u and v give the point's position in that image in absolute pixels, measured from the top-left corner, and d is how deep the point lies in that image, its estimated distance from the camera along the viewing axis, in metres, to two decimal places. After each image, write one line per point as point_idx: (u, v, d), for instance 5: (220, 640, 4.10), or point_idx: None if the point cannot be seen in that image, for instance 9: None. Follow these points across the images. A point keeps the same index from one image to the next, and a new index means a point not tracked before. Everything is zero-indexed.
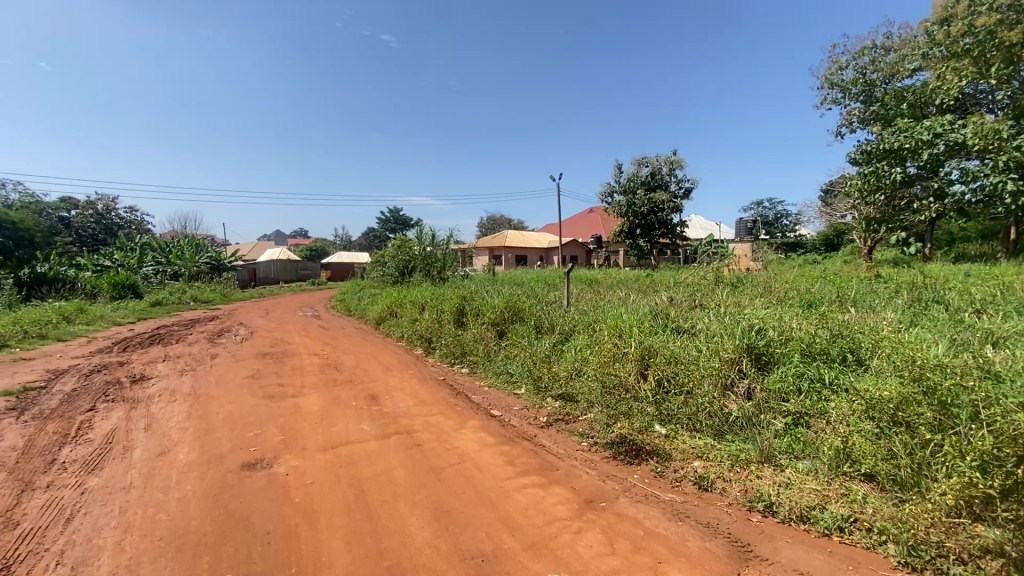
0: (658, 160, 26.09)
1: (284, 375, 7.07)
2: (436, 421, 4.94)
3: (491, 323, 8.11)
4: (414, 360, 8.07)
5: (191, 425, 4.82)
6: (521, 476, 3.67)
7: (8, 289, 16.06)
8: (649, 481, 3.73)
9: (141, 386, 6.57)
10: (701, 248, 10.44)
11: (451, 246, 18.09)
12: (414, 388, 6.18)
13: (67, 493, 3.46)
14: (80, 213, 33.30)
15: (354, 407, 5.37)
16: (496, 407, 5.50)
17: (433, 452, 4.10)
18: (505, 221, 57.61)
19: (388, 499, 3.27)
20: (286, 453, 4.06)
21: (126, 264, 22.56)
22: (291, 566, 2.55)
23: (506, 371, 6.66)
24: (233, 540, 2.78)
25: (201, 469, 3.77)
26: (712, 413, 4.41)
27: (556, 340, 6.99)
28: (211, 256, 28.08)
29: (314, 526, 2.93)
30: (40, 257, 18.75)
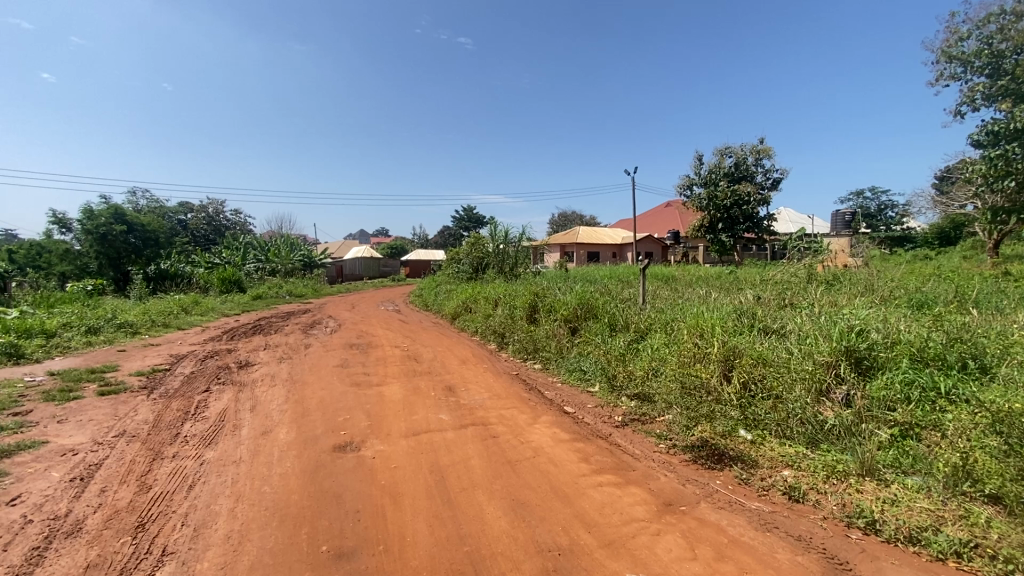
0: (743, 149, 24.62)
1: (369, 365, 7.52)
2: (511, 414, 5.02)
3: (564, 319, 8.09)
4: (488, 354, 8.23)
5: (289, 408, 5.26)
6: (596, 473, 3.64)
7: (140, 286, 18.36)
8: (732, 487, 3.55)
9: (247, 371, 7.28)
10: (791, 243, 9.72)
11: (523, 242, 18.19)
12: (489, 382, 6.31)
13: (187, 463, 3.91)
14: (194, 216, 37.32)
15: (433, 397, 5.59)
16: (569, 404, 5.48)
17: (508, 445, 4.16)
18: (578, 218, 57.11)
19: (467, 487, 3.37)
20: (372, 438, 4.32)
21: (233, 262, 25.08)
22: (380, 544, 2.70)
23: (579, 368, 6.59)
24: (327, 515, 3.00)
25: (298, 449, 4.10)
26: (805, 420, 4.08)
27: (631, 339, 6.82)
28: (304, 253, 30.36)
29: (399, 508, 3.09)
30: (165, 255, 21.16)
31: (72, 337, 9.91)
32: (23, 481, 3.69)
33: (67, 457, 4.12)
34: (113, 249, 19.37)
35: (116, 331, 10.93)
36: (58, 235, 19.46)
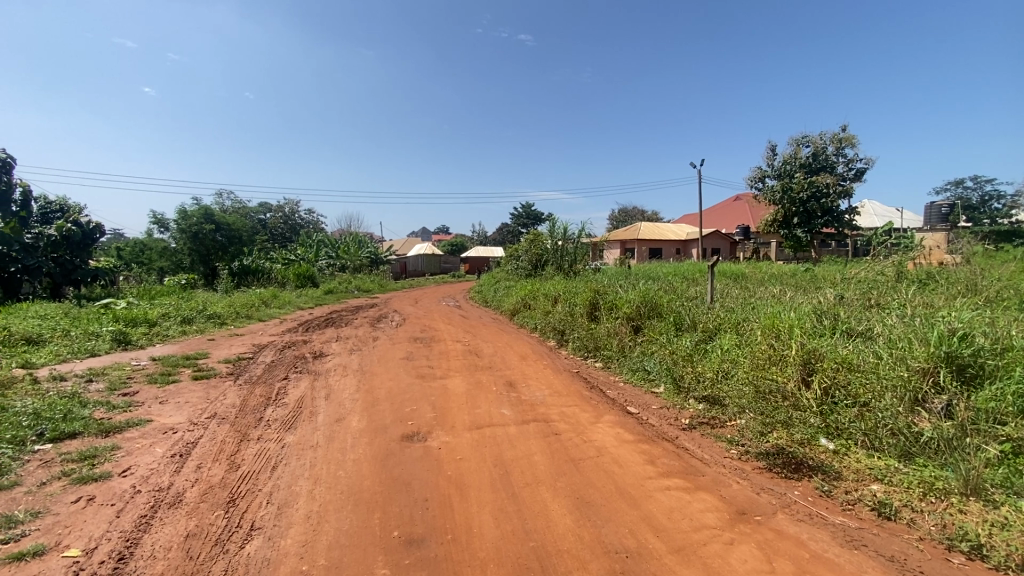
0: (823, 138, 22.98)
1: (433, 358, 7.72)
2: (573, 412, 4.98)
3: (626, 318, 7.90)
4: (548, 351, 8.20)
5: (360, 397, 5.52)
6: (664, 477, 3.53)
7: (226, 280, 19.97)
8: (813, 499, 3.32)
9: (321, 361, 7.71)
10: (878, 238, 8.95)
11: (583, 239, 17.95)
12: (550, 379, 6.29)
13: (270, 445, 4.20)
14: (273, 216, 40.06)
15: (494, 392, 5.65)
16: (633, 404, 5.35)
17: (571, 443, 4.13)
18: (640, 214, 55.69)
19: (531, 482, 3.39)
20: (437, 429, 4.43)
21: (307, 258, 26.65)
22: (448, 533, 2.77)
23: (643, 368, 6.41)
24: (398, 502, 3.11)
25: (369, 437, 4.29)
26: (897, 431, 3.74)
27: (699, 339, 6.56)
28: (371, 249, 31.68)
29: (465, 499, 3.15)
30: (247, 252, 22.80)
31: (170, 326, 10.95)
32: (133, 454, 4.12)
33: (168, 434, 4.55)
34: (203, 246, 21.10)
35: (207, 321, 11.95)
36: (158, 234, 21.55)
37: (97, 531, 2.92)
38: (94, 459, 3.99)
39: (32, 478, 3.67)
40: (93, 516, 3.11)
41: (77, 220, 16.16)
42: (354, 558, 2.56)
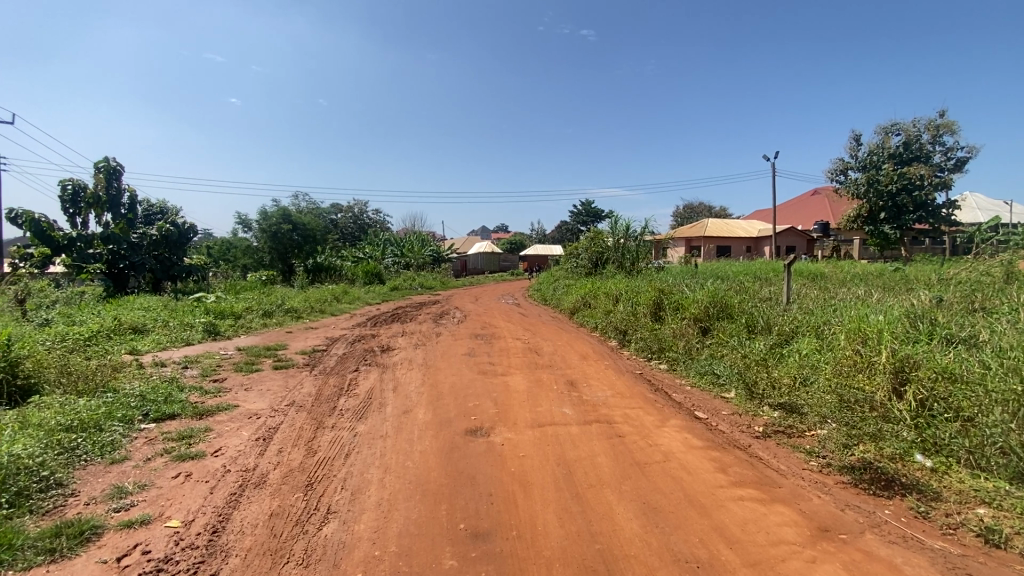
0: (917, 124, 20.99)
1: (494, 355, 7.82)
2: (637, 414, 4.85)
3: (693, 319, 7.59)
4: (609, 351, 8.06)
5: (426, 391, 5.69)
6: (736, 486, 3.36)
7: (301, 277, 21.26)
8: (906, 521, 3.03)
9: (388, 355, 8.03)
10: (982, 235, 8.05)
11: (645, 237, 17.44)
12: (612, 379, 6.18)
13: (343, 433, 4.42)
14: (343, 216, 42.14)
15: (555, 391, 5.63)
16: (701, 409, 5.13)
17: (636, 446, 4.03)
18: (707, 210, 53.51)
19: (595, 484, 3.34)
20: (500, 426, 4.47)
21: (374, 256, 27.81)
22: (512, 529, 2.79)
23: (711, 371, 6.14)
24: (463, 495, 3.18)
25: (434, 429, 4.41)
26: (1009, 450, 3.34)
27: (773, 342, 6.19)
28: (433, 247, 32.47)
29: (529, 496, 3.16)
30: (321, 250, 24.12)
31: (252, 319, 11.81)
32: (223, 436, 4.48)
33: (253, 419, 4.91)
34: (281, 245, 22.52)
35: (285, 314, 12.79)
36: (242, 232, 23.26)
37: (194, 505, 3.20)
38: (190, 439, 4.38)
39: (139, 453, 4.08)
40: (191, 490, 3.42)
41: (175, 220, 17.62)
42: (422, 547, 2.63)
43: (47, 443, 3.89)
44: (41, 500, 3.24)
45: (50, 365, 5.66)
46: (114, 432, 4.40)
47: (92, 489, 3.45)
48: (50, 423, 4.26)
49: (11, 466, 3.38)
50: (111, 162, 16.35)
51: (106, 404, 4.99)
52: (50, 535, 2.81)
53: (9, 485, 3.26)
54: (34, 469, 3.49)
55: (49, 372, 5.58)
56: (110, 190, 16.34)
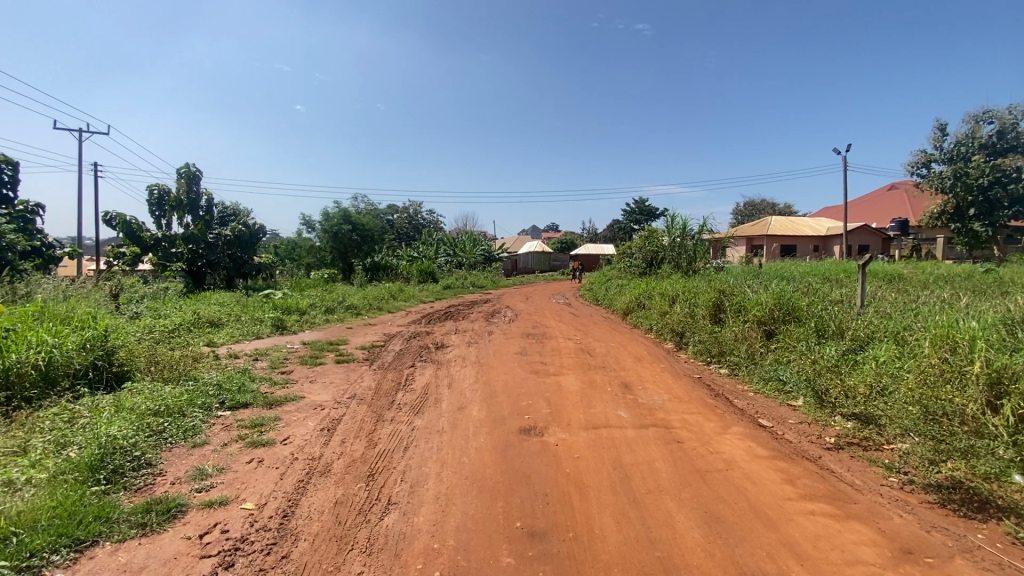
0: (1014, 111, 19.04)
1: (546, 354, 7.80)
2: (696, 420, 4.68)
3: (757, 322, 7.24)
4: (666, 354, 7.83)
5: (479, 388, 5.76)
6: (805, 500, 3.18)
7: (360, 275, 22.11)
8: (1003, 547, 2.74)
9: (442, 352, 8.21)
10: None
11: (704, 236, 16.84)
12: (668, 383, 6.02)
13: (401, 427, 4.55)
14: (399, 217, 43.45)
15: (610, 393, 5.54)
16: (766, 417, 4.88)
17: (696, 452, 3.90)
18: (769, 207, 50.97)
19: (653, 490, 3.26)
20: (554, 426, 4.46)
21: (428, 255, 28.48)
22: (570, 531, 2.77)
23: (776, 377, 5.84)
24: (519, 493, 3.19)
25: (489, 427, 4.45)
26: None
27: (847, 348, 5.80)
28: (485, 247, 32.84)
29: (586, 498, 3.13)
30: (378, 249, 24.98)
31: (316, 314, 12.41)
32: (290, 425, 4.74)
33: (318, 410, 5.16)
34: (341, 244, 23.51)
35: (345, 311, 13.34)
36: (306, 233, 24.49)
37: (266, 490, 3.40)
38: (262, 427, 4.67)
39: (217, 439, 4.39)
40: (263, 476, 3.63)
41: (247, 222, 18.81)
42: (479, 543, 2.67)
43: (138, 426, 4.25)
44: (134, 478, 3.55)
45: (140, 354, 6.18)
46: (196, 418, 4.75)
47: (177, 470, 3.75)
48: (142, 407, 4.66)
49: (108, 445, 3.73)
50: (192, 168, 17.67)
51: (188, 391, 5.40)
52: (141, 510, 3.07)
53: (108, 463, 3.59)
54: (127, 449, 3.82)
55: (140, 360, 6.09)
56: (191, 194, 17.66)
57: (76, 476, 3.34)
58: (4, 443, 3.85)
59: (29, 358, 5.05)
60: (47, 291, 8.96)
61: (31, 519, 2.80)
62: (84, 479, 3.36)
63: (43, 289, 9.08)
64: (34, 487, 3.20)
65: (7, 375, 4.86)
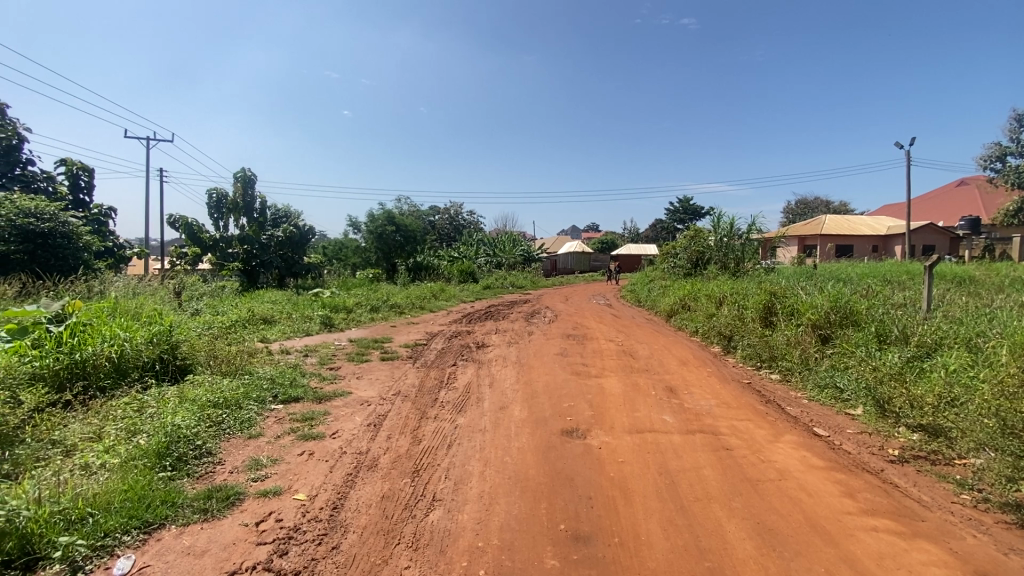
0: None
1: (587, 356, 7.72)
2: (746, 427, 4.51)
3: (811, 326, 6.90)
4: (712, 358, 7.59)
5: (521, 388, 5.76)
6: (867, 514, 3.01)
7: (403, 275, 22.59)
8: None
9: (483, 352, 8.27)
10: None
11: (752, 235, 16.23)
12: (715, 387, 5.83)
13: (444, 425, 4.62)
14: (440, 218, 44.18)
15: (654, 396, 5.42)
16: (821, 426, 4.65)
17: (746, 461, 3.75)
18: (823, 206, 48.59)
19: (701, 498, 3.16)
20: (597, 428, 4.40)
21: (469, 256, 28.77)
22: (615, 536, 2.73)
23: (833, 385, 5.54)
24: (562, 495, 3.17)
25: (530, 427, 4.45)
26: None
27: (912, 355, 5.44)
28: (525, 247, 32.85)
29: (631, 504, 3.07)
30: (420, 249, 25.44)
31: (361, 313, 12.78)
32: (339, 419, 4.90)
33: (364, 406, 5.30)
34: (385, 245, 24.09)
35: (388, 310, 13.66)
36: (352, 234, 25.27)
37: (317, 481, 3.52)
38: (312, 420, 4.84)
39: (271, 431, 4.59)
40: (314, 468, 3.77)
41: (298, 223, 19.58)
42: (524, 543, 2.67)
43: (200, 417, 4.49)
44: (196, 466, 3.76)
45: (201, 348, 6.53)
46: (251, 410, 4.99)
47: (235, 460, 3.94)
48: (203, 399, 4.93)
49: (174, 434, 3.96)
50: (247, 172, 18.56)
51: (245, 385, 5.67)
52: (204, 497, 3.25)
53: (172, 451, 3.82)
54: (190, 438, 4.05)
55: (200, 354, 6.44)
56: (246, 197, 18.54)
57: (145, 462, 3.57)
58: (82, 429, 4.15)
59: (104, 350, 5.43)
60: (118, 288, 9.63)
61: (105, 501, 3.00)
62: (152, 464, 3.58)
63: (114, 286, 9.76)
64: (108, 470, 3.43)
65: (84, 366, 5.24)
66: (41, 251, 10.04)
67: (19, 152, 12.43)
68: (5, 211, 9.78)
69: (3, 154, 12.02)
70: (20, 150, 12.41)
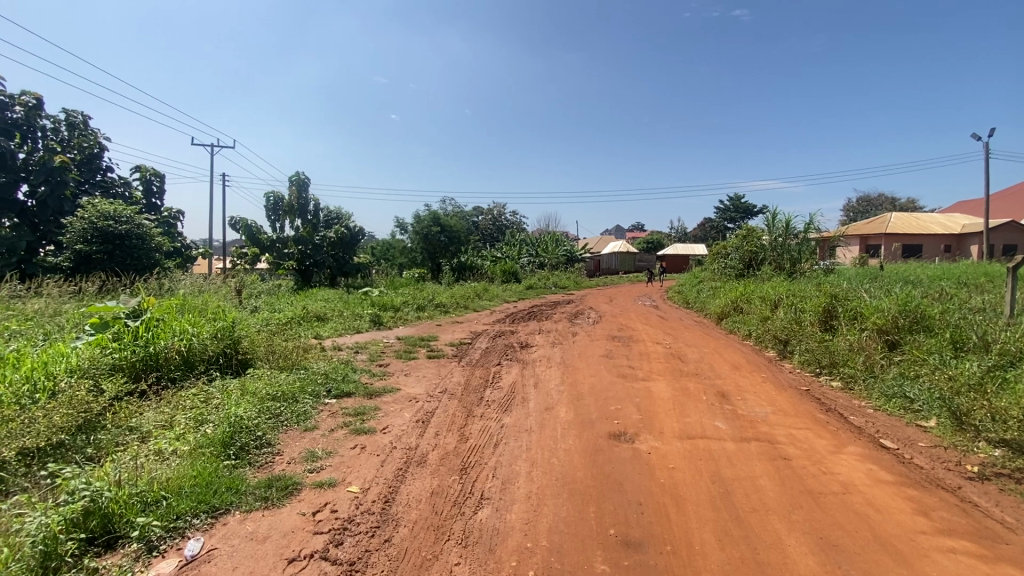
0: None
1: (634, 358, 7.58)
2: (805, 436, 4.30)
3: (876, 330, 6.49)
4: (767, 363, 7.27)
5: (566, 390, 5.72)
6: (943, 534, 2.80)
7: (447, 275, 22.96)
8: None
9: (527, 352, 8.27)
10: None
11: (810, 235, 15.44)
12: (771, 394, 5.58)
13: (490, 424, 4.65)
14: (484, 218, 44.60)
15: (705, 402, 5.25)
16: (889, 438, 4.36)
17: (806, 472, 3.57)
18: (888, 203, 45.64)
19: (758, 509, 3.03)
20: (646, 433, 4.31)
21: (511, 256, 28.88)
22: (667, 544, 2.66)
23: (902, 395, 5.19)
24: (611, 499, 3.13)
25: (577, 429, 4.41)
26: None
27: (993, 364, 5.02)
28: (568, 247, 32.64)
29: (684, 511, 2.99)
30: (464, 250, 25.75)
31: (408, 312, 13.08)
32: (388, 415, 5.04)
33: (412, 403, 5.42)
34: (430, 245, 24.54)
35: (434, 309, 13.90)
36: (399, 234, 25.88)
37: (369, 475, 3.63)
38: (363, 415, 5.00)
39: (325, 424, 4.78)
40: (366, 461, 3.89)
41: (348, 224, 20.26)
42: (573, 546, 2.64)
43: (260, 409, 4.73)
44: (257, 456, 3.96)
45: (261, 343, 6.87)
46: (307, 404, 5.21)
47: (292, 451, 4.12)
48: (263, 392, 5.20)
49: (237, 425, 4.19)
50: (302, 176, 19.39)
51: (300, 379, 5.93)
52: (265, 485, 3.42)
53: (236, 440, 4.03)
54: (251, 429, 4.27)
55: (260, 349, 6.78)
56: (301, 200, 19.37)
57: (212, 450, 3.79)
58: (156, 417, 4.45)
59: (174, 345, 5.81)
60: (185, 286, 10.28)
61: (177, 486, 3.21)
62: (218, 453, 3.80)
63: (182, 284, 10.42)
64: (179, 456, 3.67)
65: (157, 358, 5.63)
66: (119, 251, 10.88)
67: (100, 160, 13.51)
68: (88, 215, 10.63)
69: (86, 162, 13.09)
70: (101, 158, 13.49)
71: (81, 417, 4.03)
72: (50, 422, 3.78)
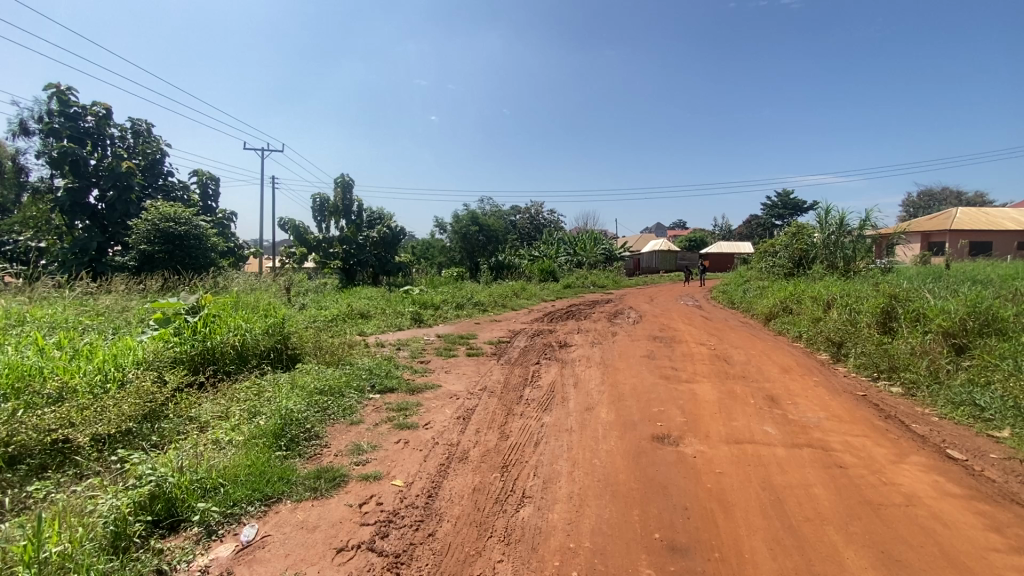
0: None
1: (676, 359, 7.40)
2: (862, 444, 4.08)
3: (941, 333, 6.10)
4: (819, 366, 6.95)
5: (607, 390, 5.66)
6: (1020, 553, 2.59)
7: (486, 274, 23.13)
8: None
9: (567, 351, 8.22)
10: None
11: (865, 232, 14.61)
12: (824, 398, 5.34)
13: (531, 422, 4.65)
14: (522, 217, 44.65)
15: (753, 405, 5.07)
16: (957, 448, 4.08)
17: (865, 482, 3.39)
18: (954, 197, 42.74)
19: (813, 518, 2.90)
20: (690, 436, 4.20)
21: (550, 255, 28.80)
22: (715, 550, 2.59)
23: (971, 402, 4.85)
24: (656, 503, 3.07)
25: (619, 430, 4.35)
26: None
27: None
28: (608, 246, 32.26)
29: (732, 518, 2.90)
30: (503, 248, 25.86)
31: (447, 310, 13.26)
32: (430, 411, 5.12)
33: (453, 399, 5.49)
34: (469, 244, 24.78)
35: (473, 308, 14.02)
36: (439, 234, 26.24)
37: (413, 470, 3.70)
38: (406, 410, 5.10)
39: (370, 418, 4.92)
40: (409, 456, 3.97)
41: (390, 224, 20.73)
42: (617, 549, 2.61)
43: (309, 402, 4.91)
44: (307, 447, 4.11)
45: (308, 339, 7.13)
46: (352, 398, 5.36)
47: (339, 444, 4.25)
48: (311, 386, 5.39)
49: (287, 417, 4.36)
50: (347, 177, 19.97)
51: (346, 374, 6.11)
52: (314, 476, 3.54)
53: (287, 432, 4.20)
54: (301, 421, 4.44)
55: (308, 345, 7.03)
56: (346, 200, 19.95)
57: (264, 441, 3.96)
58: (213, 408, 4.69)
59: (229, 340, 6.10)
60: (239, 284, 10.78)
61: (233, 473, 3.37)
62: (270, 443, 3.97)
63: (236, 282, 10.92)
64: (235, 445, 3.86)
65: (213, 352, 5.93)
66: (178, 250, 11.52)
67: (162, 165, 14.33)
68: (151, 217, 11.29)
69: (149, 167, 13.92)
70: (162, 164, 14.31)
71: (147, 406, 4.30)
72: (120, 411, 4.04)
